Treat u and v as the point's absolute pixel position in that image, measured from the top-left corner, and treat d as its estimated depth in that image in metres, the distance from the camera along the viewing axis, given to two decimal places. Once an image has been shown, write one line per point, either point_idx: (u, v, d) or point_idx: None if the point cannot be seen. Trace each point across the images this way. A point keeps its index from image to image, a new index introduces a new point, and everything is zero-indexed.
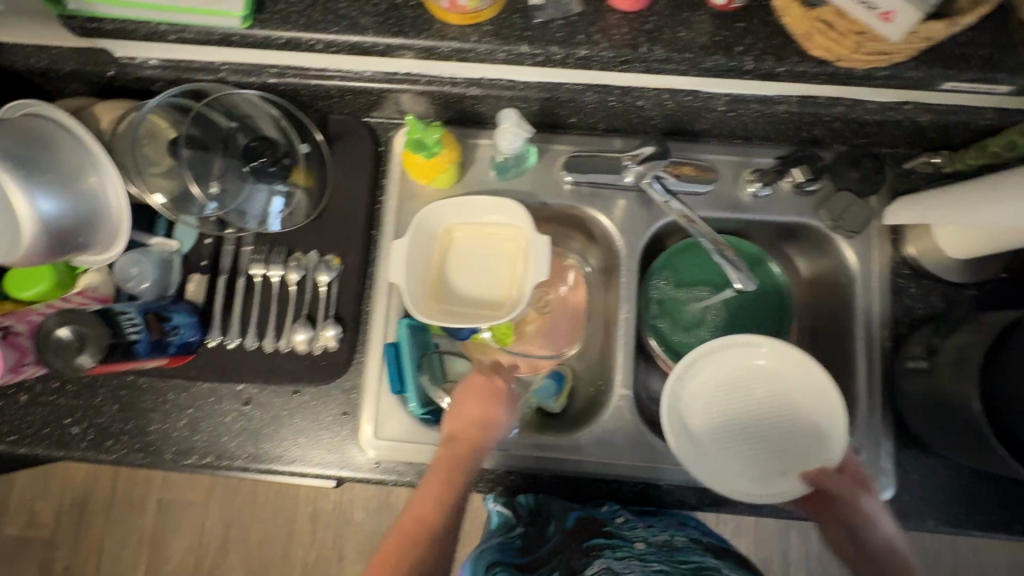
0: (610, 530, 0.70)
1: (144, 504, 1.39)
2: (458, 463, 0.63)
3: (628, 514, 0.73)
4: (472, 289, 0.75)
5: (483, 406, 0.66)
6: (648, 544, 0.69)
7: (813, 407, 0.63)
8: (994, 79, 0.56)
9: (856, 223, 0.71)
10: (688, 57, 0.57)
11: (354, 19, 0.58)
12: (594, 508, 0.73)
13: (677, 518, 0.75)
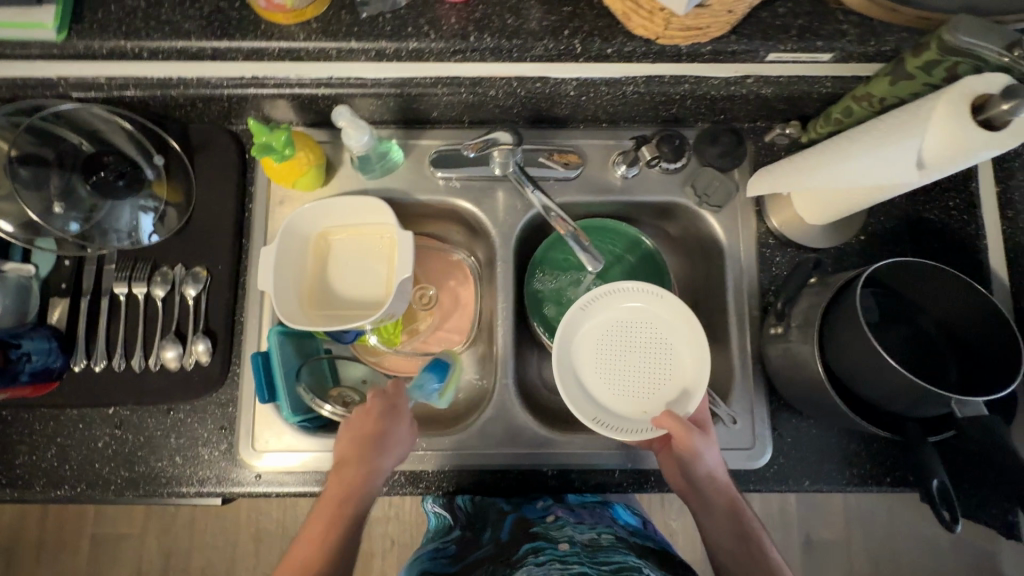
0: (539, 531, 0.64)
1: (79, 545, 1.30)
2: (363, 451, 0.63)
3: (561, 513, 0.68)
4: (345, 283, 0.74)
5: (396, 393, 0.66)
6: (573, 544, 0.61)
7: (684, 358, 0.68)
8: (813, 48, 0.59)
9: (720, 198, 0.72)
10: (518, 42, 0.58)
11: (180, 24, 0.58)
12: (527, 507, 0.69)
13: (611, 514, 0.70)
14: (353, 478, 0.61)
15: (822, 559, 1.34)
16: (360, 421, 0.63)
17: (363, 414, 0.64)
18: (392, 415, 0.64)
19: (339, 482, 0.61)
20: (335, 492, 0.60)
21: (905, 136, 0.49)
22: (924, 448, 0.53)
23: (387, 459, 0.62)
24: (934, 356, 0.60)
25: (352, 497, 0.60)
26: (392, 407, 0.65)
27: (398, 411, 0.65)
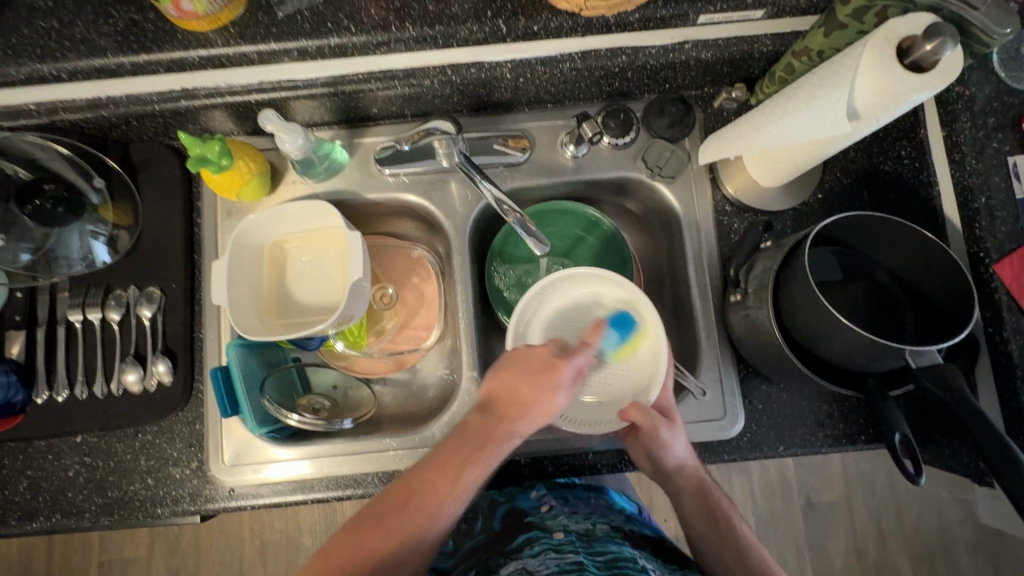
0: (533, 520, 0.66)
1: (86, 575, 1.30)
2: (483, 428, 0.57)
3: (554, 502, 0.69)
4: (306, 295, 0.74)
5: (553, 363, 0.59)
6: (568, 532, 0.63)
7: (636, 346, 0.64)
8: (743, 6, 0.57)
9: (673, 168, 0.71)
10: (441, 28, 0.57)
11: (96, 42, 0.56)
12: (519, 496, 0.71)
13: (605, 501, 0.73)
14: (487, 440, 0.56)
15: (824, 521, 1.34)
16: (534, 378, 0.58)
17: (561, 374, 0.58)
18: (543, 381, 0.57)
19: (468, 446, 0.56)
20: (457, 453, 0.56)
21: (835, 88, 0.48)
22: (885, 403, 0.52)
23: (524, 430, 0.57)
24: (893, 308, 0.60)
25: (477, 465, 0.55)
26: (540, 370, 0.58)
27: (557, 375, 0.58)
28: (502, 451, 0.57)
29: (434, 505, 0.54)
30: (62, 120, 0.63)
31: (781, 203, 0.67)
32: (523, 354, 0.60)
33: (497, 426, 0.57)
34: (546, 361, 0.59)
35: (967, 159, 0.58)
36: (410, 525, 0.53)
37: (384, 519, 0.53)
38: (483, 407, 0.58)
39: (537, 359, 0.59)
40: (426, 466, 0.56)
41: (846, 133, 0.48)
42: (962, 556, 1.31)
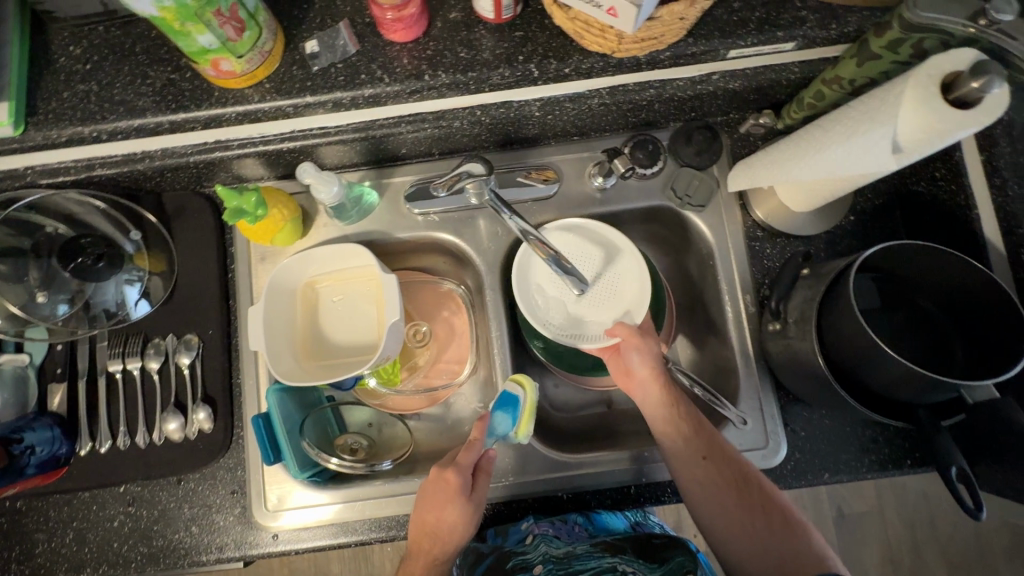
0: (519, 559, 0.66)
1: None
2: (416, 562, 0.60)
3: (540, 530, 0.68)
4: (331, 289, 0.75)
5: (439, 498, 0.60)
6: (546, 562, 0.64)
7: (527, 397, 0.66)
8: (774, 39, 0.57)
9: (702, 196, 0.71)
10: (473, 74, 0.57)
11: (134, 102, 0.57)
12: (512, 529, 0.69)
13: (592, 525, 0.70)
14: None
15: (857, 531, 1.32)
16: (437, 506, 0.60)
17: (451, 495, 0.60)
18: (439, 510, 0.59)
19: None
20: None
21: (876, 124, 0.48)
22: (938, 434, 0.52)
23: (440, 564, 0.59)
24: (936, 334, 0.59)
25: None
26: (429, 501, 0.60)
27: (452, 499, 0.60)
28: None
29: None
30: (97, 176, 0.63)
31: (813, 228, 0.67)
32: (423, 489, 0.61)
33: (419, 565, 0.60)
34: (428, 496, 0.60)
35: (1009, 183, 0.57)
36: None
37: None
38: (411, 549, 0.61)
39: (436, 485, 0.61)
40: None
41: (890, 167, 0.48)
42: (999, 562, 1.29)
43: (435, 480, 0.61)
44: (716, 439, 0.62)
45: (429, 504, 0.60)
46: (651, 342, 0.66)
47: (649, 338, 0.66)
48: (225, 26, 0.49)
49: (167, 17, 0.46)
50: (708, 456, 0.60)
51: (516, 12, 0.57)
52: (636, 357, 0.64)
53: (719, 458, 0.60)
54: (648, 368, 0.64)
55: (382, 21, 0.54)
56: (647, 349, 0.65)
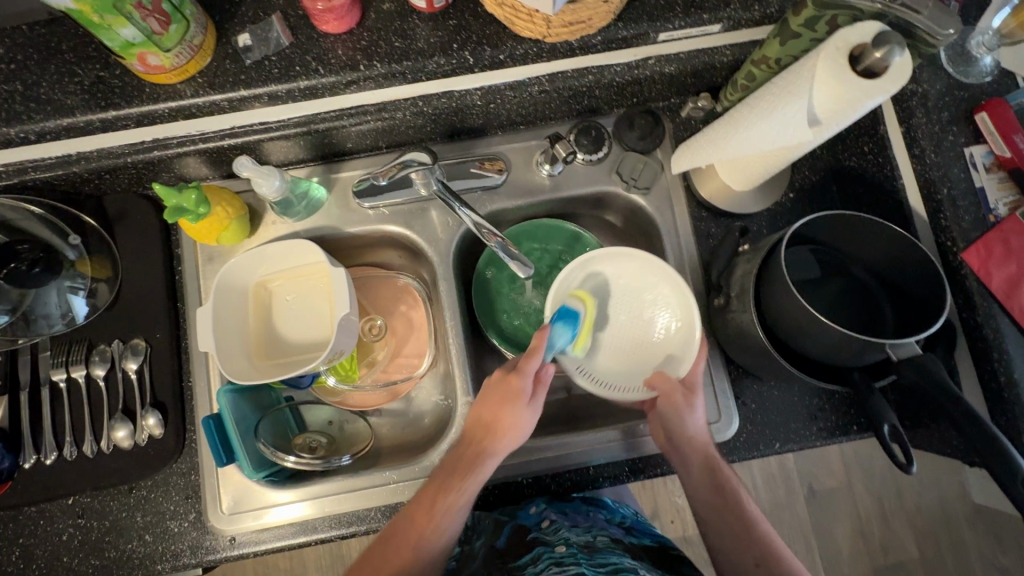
0: (536, 536, 0.66)
1: None
2: (458, 457, 0.61)
3: (555, 516, 0.68)
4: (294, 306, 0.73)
5: (500, 399, 0.61)
6: (570, 545, 0.62)
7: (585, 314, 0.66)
8: (700, 21, 0.59)
9: (647, 179, 0.72)
10: (408, 63, 0.58)
11: (62, 101, 0.56)
12: (521, 514, 0.70)
13: (604, 515, 0.72)
14: (459, 471, 0.59)
15: (828, 507, 1.35)
16: (497, 405, 0.61)
17: (514, 400, 0.60)
18: (499, 411, 0.60)
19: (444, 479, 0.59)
20: (437, 487, 0.59)
21: (794, 97, 0.50)
22: (870, 394, 0.53)
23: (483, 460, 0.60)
24: (870, 301, 0.62)
25: (460, 489, 0.59)
26: (495, 399, 0.61)
27: (512, 400, 0.60)
28: (477, 478, 0.59)
29: (429, 522, 0.58)
30: (32, 180, 0.62)
31: (753, 205, 0.69)
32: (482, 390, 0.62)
33: (464, 460, 0.60)
34: (492, 393, 0.62)
35: (927, 152, 0.60)
36: (421, 535, 0.57)
37: (385, 546, 0.57)
38: (463, 441, 0.62)
39: (500, 386, 0.62)
40: (417, 499, 0.60)
41: (809, 139, 0.50)
42: (964, 529, 1.34)
43: (498, 382, 0.62)
44: (770, 543, 0.57)
45: (488, 403, 0.61)
46: (698, 404, 0.62)
47: (695, 393, 0.62)
48: (147, 19, 0.49)
49: (84, 10, 0.45)
50: (761, 564, 0.55)
51: (448, 1, 0.57)
52: (684, 428, 0.61)
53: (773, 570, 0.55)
54: (697, 441, 0.61)
55: (313, 13, 0.54)
56: (692, 411, 0.62)
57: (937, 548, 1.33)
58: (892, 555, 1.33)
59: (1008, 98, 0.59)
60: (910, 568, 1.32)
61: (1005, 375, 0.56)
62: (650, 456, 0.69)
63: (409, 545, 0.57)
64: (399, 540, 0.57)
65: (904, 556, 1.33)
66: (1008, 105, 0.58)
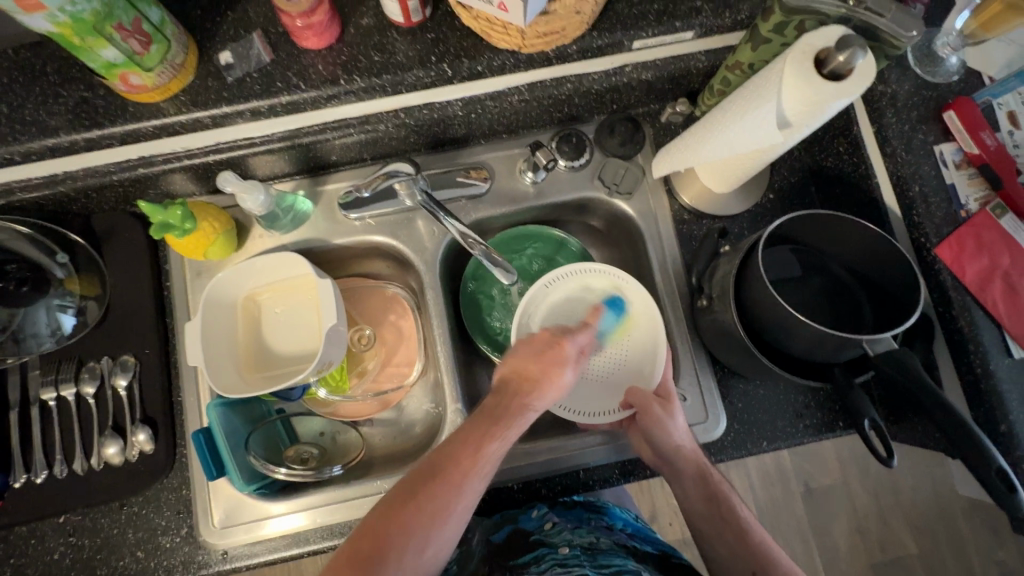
0: (540, 538, 0.66)
1: None
2: (493, 412, 0.52)
3: (557, 519, 0.70)
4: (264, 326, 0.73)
5: (550, 358, 0.56)
6: (573, 547, 0.64)
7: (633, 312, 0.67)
8: (673, 29, 0.61)
9: (629, 184, 0.73)
10: (388, 76, 0.59)
11: (47, 122, 0.57)
12: (523, 517, 0.70)
13: (606, 522, 0.71)
14: (503, 410, 0.52)
15: (826, 505, 1.35)
16: (546, 365, 0.56)
17: (565, 350, 0.57)
18: (551, 357, 0.56)
19: (490, 416, 0.52)
20: (482, 424, 0.51)
21: (764, 101, 0.51)
22: (851, 390, 0.54)
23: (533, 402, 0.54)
24: (850, 299, 0.62)
25: (506, 429, 0.52)
26: (536, 349, 0.57)
27: (562, 352, 0.57)
28: (523, 421, 0.53)
29: (476, 463, 0.50)
30: (18, 200, 0.63)
31: (734, 207, 0.70)
32: (523, 348, 0.57)
33: (510, 403, 0.53)
34: (539, 341, 0.57)
35: (898, 151, 0.61)
36: (464, 478, 0.49)
37: (419, 489, 0.48)
38: (501, 382, 0.55)
39: (547, 345, 0.57)
40: (453, 437, 0.51)
41: (780, 141, 0.51)
42: (961, 523, 1.34)
43: (546, 342, 0.57)
44: (766, 549, 0.57)
45: (538, 361, 0.56)
46: (677, 411, 0.62)
47: (671, 400, 0.63)
48: (128, 39, 0.50)
49: (65, 32, 0.46)
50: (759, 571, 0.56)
51: (426, 15, 0.59)
52: (668, 441, 0.61)
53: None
54: (684, 452, 0.61)
55: (293, 30, 0.56)
56: (673, 419, 0.61)
57: (935, 543, 1.33)
58: (890, 551, 1.33)
59: (974, 97, 0.61)
60: (909, 564, 1.32)
61: (982, 367, 0.57)
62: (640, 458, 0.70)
63: (452, 488, 0.48)
64: (440, 482, 0.48)
65: (903, 552, 1.33)
66: (975, 102, 0.60)
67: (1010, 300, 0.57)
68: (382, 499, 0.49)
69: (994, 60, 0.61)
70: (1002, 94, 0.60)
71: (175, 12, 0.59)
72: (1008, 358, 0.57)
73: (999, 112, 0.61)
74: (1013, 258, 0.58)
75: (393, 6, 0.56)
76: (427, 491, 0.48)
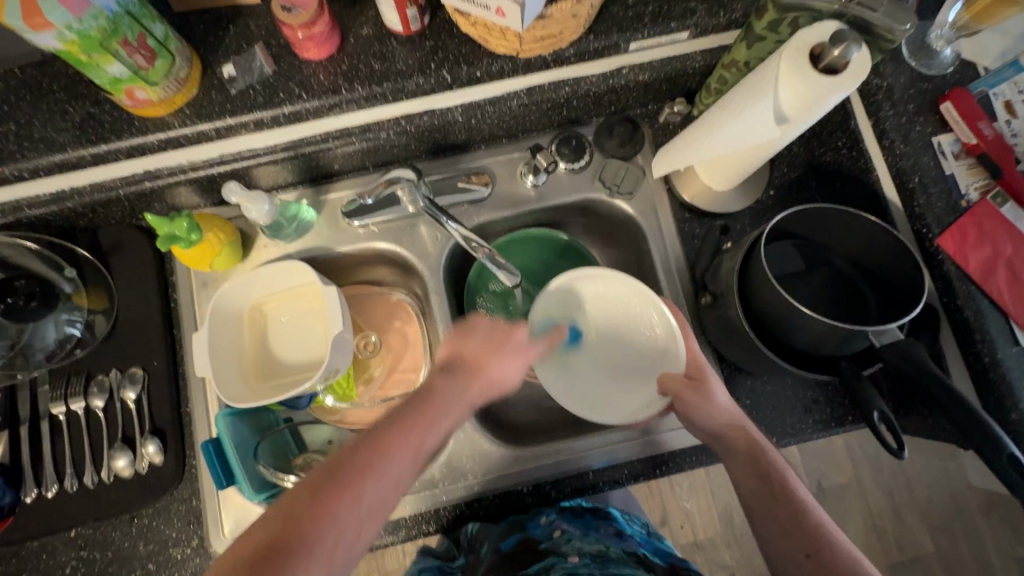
0: (547, 547, 0.65)
1: None
2: (427, 401, 0.53)
3: (566, 527, 0.68)
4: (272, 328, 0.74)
5: (496, 347, 0.59)
6: (583, 555, 0.63)
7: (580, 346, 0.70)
8: (669, 30, 0.61)
9: (630, 185, 0.74)
10: (389, 84, 0.60)
11: (55, 138, 0.58)
12: (530, 525, 0.69)
13: (615, 528, 0.71)
14: (431, 403, 0.53)
15: (838, 503, 1.34)
16: (487, 350, 0.58)
17: (516, 345, 0.60)
18: (499, 350, 0.59)
19: (418, 405, 0.52)
20: (407, 413, 0.51)
21: (760, 97, 0.51)
22: (859, 384, 0.54)
23: (454, 390, 0.55)
24: (855, 293, 0.62)
25: (433, 417, 0.52)
26: (470, 338, 0.59)
27: (511, 345, 0.60)
28: (456, 417, 0.54)
29: (417, 450, 0.49)
30: (26, 217, 0.63)
31: (735, 203, 0.70)
32: (468, 331, 0.59)
33: (452, 392, 0.55)
34: (495, 333, 0.60)
35: (896, 143, 0.62)
36: (391, 461, 0.47)
37: (365, 463, 0.46)
38: (444, 370, 0.57)
39: (493, 333, 0.60)
40: (375, 425, 0.50)
41: (777, 136, 0.52)
42: (977, 518, 1.32)
43: (491, 328, 0.60)
44: (823, 529, 0.52)
45: (490, 352, 0.58)
46: (715, 389, 0.60)
47: (704, 379, 0.60)
48: (134, 55, 0.51)
49: (72, 49, 0.48)
50: (811, 554, 0.51)
51: (424, 23, 0.60)
52: (711, 418, 0.59)
53: (827, 559, 0.50)
54: (729, 427, 0.59)
55: (296, 42, 0.57)
56: (712, 399, 0.59)
57: (953, 540, 1.31)
58: (906, 549, 1.31)
59: (970, 87, 0.61)
60: (926, 562, 1.31)
61: (989, 356, 0.57)
62: (652, 457, 0.69)
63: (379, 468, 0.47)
64: (367, 458, 0.47)
65: (919, 550, 1.31)
66: (969, 93, 0.60)
67: (1015, 288, 0.57)
68: (295, 489, 0.45)
69: (988, 50, 0.61)
70: (997, 84, 0.61)
71: (178, 27, 0.60)
72: (1016, 347, 0.57)
73: (997, 102, 0.61)
74: (1016, 245, 0.58)
75: (392, 15, 0.56)
76: (350, 475, 0.45)
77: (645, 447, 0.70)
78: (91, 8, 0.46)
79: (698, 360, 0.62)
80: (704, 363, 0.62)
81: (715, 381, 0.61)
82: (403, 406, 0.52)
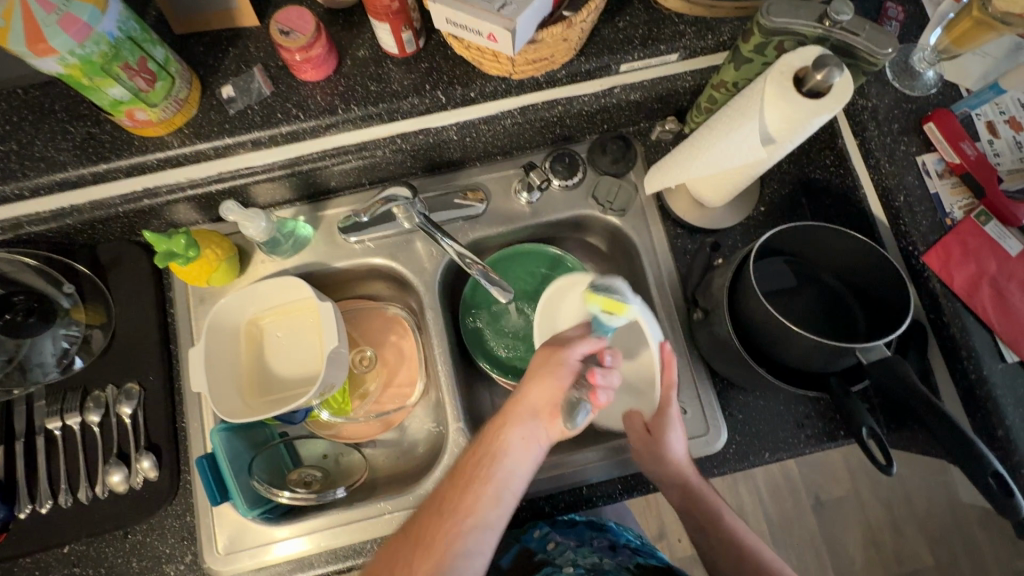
0: (543, 560, 0.67)
1: None
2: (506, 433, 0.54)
3: (560, 538, 0.69)
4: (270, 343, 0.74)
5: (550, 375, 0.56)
6: (576, 568, 0.65)
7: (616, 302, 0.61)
8: (658, 51, 0.63)
9: (623, 202, 0.74)
10: (384, 105, 0.61)
11: (55, 158, 0.59)
12: (525, 536, 0.70)
13: (608, 539, 0.71)
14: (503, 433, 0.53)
15: (836, 515, 1.34)
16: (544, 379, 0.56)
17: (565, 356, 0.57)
18: (552, 374, 0.56)
19: (466, 466, 0.53)
20: (490, 438, 0.54)
21: (746, 119, 0.53)
22: (848, 398, 0.55)
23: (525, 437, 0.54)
24: (843, 308, 0.63)
25: (500, 456, 0.53)
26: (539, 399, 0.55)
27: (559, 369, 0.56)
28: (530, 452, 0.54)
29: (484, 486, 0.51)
30: (26, 234, 0.65)
31: (726, 218, 0.71)
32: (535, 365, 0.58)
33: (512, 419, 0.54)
34: (536, 380, 0.56)
35: (882, 162, 0.63)
36: (474, 499, 0.50)
37: (431, 516, 0.50)
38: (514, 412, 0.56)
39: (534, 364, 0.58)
40: (455, 473, 0.53)
41: (764, 156, 0.53)
42: (977, 532, 1.32)
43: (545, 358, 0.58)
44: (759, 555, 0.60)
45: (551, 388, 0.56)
46: (670, 442, 0.61)
47: (663, 432, 0.61)
48: (135, 78, 0.52)
49: (74, 73, 0.49)
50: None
51: (419, 45, 0.61)
52: (660, 469, 0.62)
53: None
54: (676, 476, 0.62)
55: (292, 64, 0.58)
56: (665, 452, 0.61)
57: (951, 553, 1.31)
58: (905, 563, 1.30)
59: (953, 108, 0.63)
60: None
61: (975, 372, 0.57)
62: (644, 472, 0.69)
63: (447, 522, 0.49)
64: (437, 517, 0.50)
65: (919, 564, 1.30)
66: (952, 114, 0.62)
67: (999, 305, 0.58)
68: (417, 512, 0.52)
69: (969, 72, 0.63)
70: (979, 105, 0.62)
71: (179, 49, 0.61)
72: (1001, 363, 0.58)
73: (979, 122, 0.62)
74: (999, 263, 0.59)
75: (387, 38, 0.58)
76: (416, 542, 0.49)
77: (637, 462, 0.70)
78: (93, 34, 0.47)
79: (663, 414, 0.61)
80: (672, 410, 0.61)
81: (674, 433, 0.61)
82: (476, 456, 0.54)
